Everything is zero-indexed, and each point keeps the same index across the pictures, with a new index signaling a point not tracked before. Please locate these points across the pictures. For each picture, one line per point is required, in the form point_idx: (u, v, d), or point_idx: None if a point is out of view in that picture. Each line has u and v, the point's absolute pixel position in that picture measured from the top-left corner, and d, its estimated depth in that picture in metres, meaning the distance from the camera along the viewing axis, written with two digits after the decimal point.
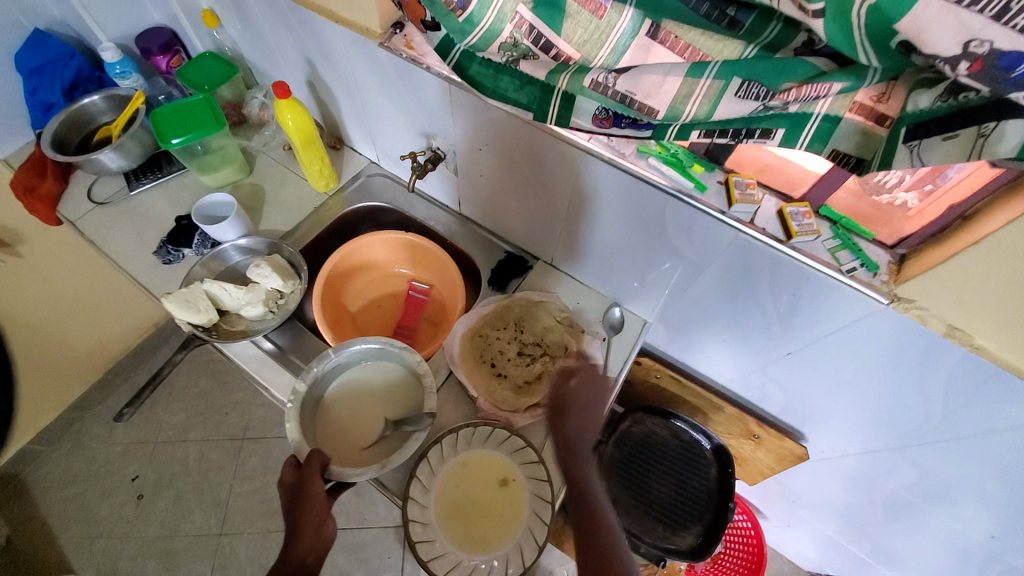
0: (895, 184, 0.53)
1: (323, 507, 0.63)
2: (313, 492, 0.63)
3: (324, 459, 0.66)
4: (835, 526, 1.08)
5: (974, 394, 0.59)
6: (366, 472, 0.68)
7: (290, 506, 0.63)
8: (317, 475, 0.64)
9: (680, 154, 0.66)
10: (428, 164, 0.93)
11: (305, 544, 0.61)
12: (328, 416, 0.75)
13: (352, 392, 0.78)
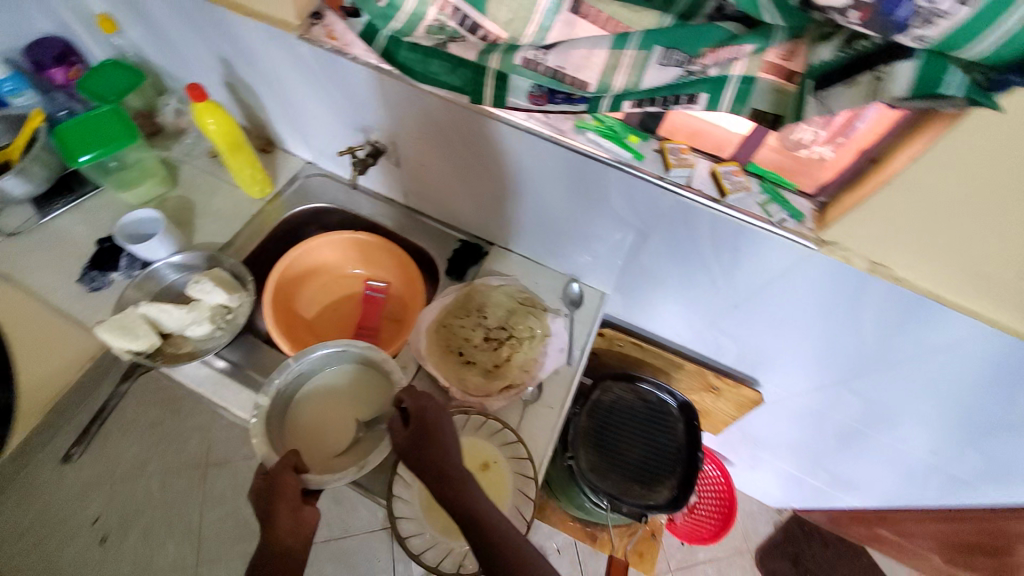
0: (812, 139, 0.56)
1: (296, 500, 0.62)
2: (285, 493, 0.62)
3: (295, 461, 0.65)
4: (793, 461, 1.17)
5: (900, 325, 0.64)
6: (343, 476, 0.67)
7: (261, 504, 0.62)
8: (288, 476, 0.63)
9: (615, 126, 0.66)
10: (368, 158, 0.90)
11: (282, 531, 0.60)
12: (297, 425, 0.74)
13: (321, 398, 0.77)
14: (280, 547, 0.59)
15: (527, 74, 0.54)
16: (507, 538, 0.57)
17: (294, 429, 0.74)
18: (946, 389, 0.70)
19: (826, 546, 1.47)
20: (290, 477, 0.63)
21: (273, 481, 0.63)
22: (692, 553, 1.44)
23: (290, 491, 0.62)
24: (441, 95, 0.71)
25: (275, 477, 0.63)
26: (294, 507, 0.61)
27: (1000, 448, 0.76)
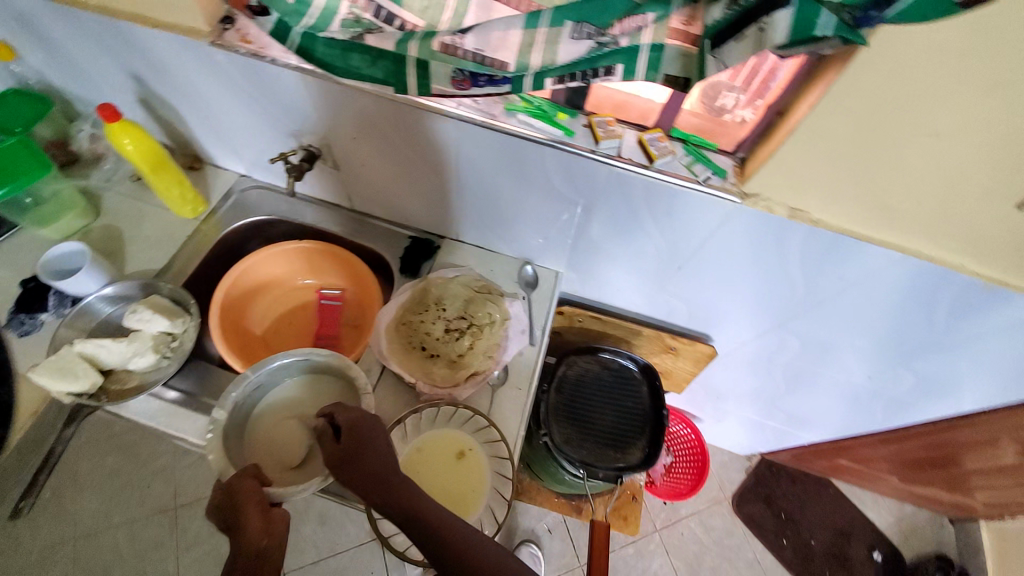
0: (734, 104, 0.60)
1: (262, 505, 0.59)
2: (246, 501, 0.59)
3: (256, 471, 0.63)
4: (753, 408, 1.24)
5: (824, 264, 0.70)
6: (307, 488, 0.65)
7: (222, 515, 0.59)
8: (252, 483, 0.61)
9: (544, 105, 0.68)
10: (304, 163, 0.87)
11: (254, 531, 0.56)
12: (258, 438, 0.72)
13: (282, 410, 0.75)
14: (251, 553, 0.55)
15: (447, 59, 0.54)
16: (454, 527, 0.55)
17: (254, 444, 0.72)
18: (872, 317, 0.77)
19: (794, 483, 1.57)
20: (250, 484, 0.61)
21: (230, 490, 0.60)
22: (675, 511, 1.51)
23: (253, 499, 0.59)
24: (369, 90, 0.70)
25: (235, 485, 0.61)
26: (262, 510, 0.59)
27: (924, 364, 0.84)
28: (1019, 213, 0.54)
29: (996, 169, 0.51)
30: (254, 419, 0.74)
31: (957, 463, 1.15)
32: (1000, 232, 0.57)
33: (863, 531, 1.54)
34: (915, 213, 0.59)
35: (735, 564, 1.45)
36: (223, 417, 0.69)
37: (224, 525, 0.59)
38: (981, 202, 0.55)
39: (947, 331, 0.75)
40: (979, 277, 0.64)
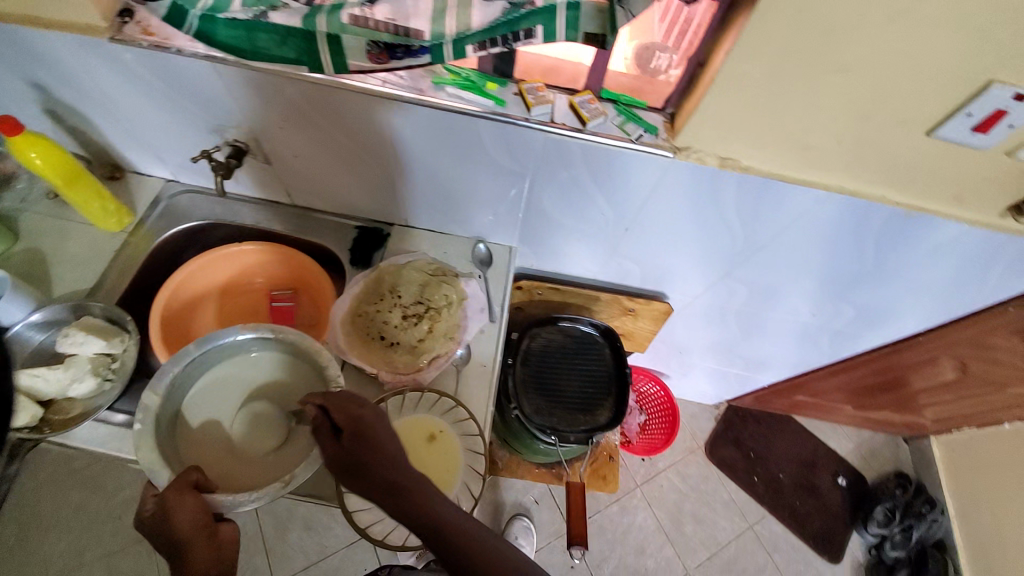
0: (666, 65, 0.63)
1: (205, 524, 0.57)
2: (183, 526, 0.56)
3: (196, 479, 0.60)
4: (715, 359, 1.29)
5: (758, 211, 0.73)
6: (262, 496, 0.61)
7: (158, 534, 0.57)
8: (192, 501, 0.58)
9: (472, 77, 0.67)
10: (230, 160, 0.83)
11: (200, 560, 0.56)
12: (205, 432, 0.68)
13: (231, 402, 0.70)
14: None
15: (359, 33, 0.52)
16: (470, 534, 0.53)
17: (201, 438, 0.68)
18: (810, 258, 0.81)
19: (760, 423, 1.67)
20: (189, 501, 0.58)
21: (166, 506, 0.57)
22: (653, 465, 1.57)
23: (194, 521, 0.57)
24: (289, 74, 0.67)
25: (171, 503, 0.57)
26: (206, 533, 0.57)
27: (860, 296, 0.90)
28: (926, 138, 0.58)
29: (901, 98, 0.54)
30: (197, 413, 0.69)
31: (904, 383, 1.26)
32: (909, 160, 0.61)
33: (826, 459, 1.65)
34: (835, 151, 0.62)
35: (714, 507, 1.53)
36: (155, 403, 0.65)
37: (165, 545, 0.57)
38: (893, 132, 0.58)
39: (877, 261, 0.80)
40: (899, 205, 0.68)
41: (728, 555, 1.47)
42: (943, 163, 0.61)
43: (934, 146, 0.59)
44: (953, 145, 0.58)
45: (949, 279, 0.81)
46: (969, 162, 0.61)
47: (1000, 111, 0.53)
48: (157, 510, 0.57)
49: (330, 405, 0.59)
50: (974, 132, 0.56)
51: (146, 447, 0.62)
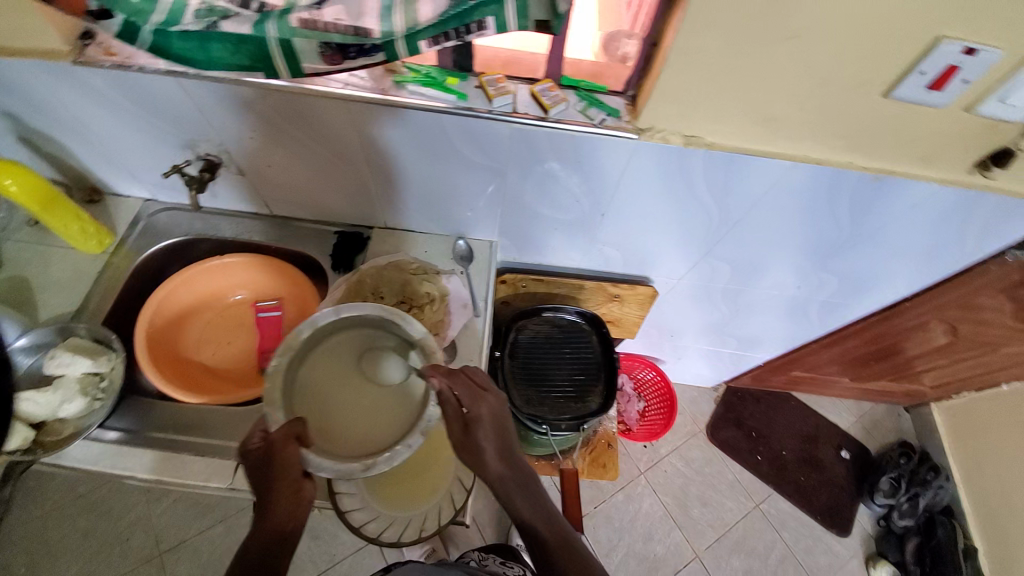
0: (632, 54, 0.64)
1: (298, 477, 0.56)
2: (284, 472, 0.55)
3: (297, 429, 0.57)
4: (707, 340, 1.30)
5: (728, 187, 0.73)
6: (347, 469, 0.58)
7: (259, 475, 0.56)
8: (292, 447, 0.56)
9: (432, 72, 0.67)
10: (204, 173, 0.84)
11: (281, 513, 0.55)
12: (306, 388, 0.64)
13: (336, 364, 0.65)
14: (268, 537, 0.54)
15: (310, 35, 0.53)
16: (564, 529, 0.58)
17: (301, 390, 0.64)
18: (787, 230, 0.82)
19: (759, 402, 1.68)
20: (293, 453, 0.56)
21: (271, 447, 0.56)
22: (655, 452, 1.57)
23: (290, 473, 0.56)
24: (247, 81, 0.68)
25: (276, 446, 0.56)
26: (291, 487, 0.55)
27: (840, 265, 0.90)
28: (885, 100, 0.59)
29: (856, 61, 0.54)
30: (306, 366, 0.65)
31: (898, 350, 1.26)
32: (870, 125, 0.62)
33: (828, 433, 1.65)
34: (797, 120, 0.62)
35: (719, 488, 1.53)
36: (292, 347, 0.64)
37: (256, 483, 0.57)
38: (852, 96, 0.59)
39: (854, 229, 0.80)
40: (867, 170, 0.69)
41: (736, 535, 1.46)
42: (904, 124, 0.62)
43: (894, 107, 0.59)
44: (912, 104, 0.59)
45: (927, 240, 0.81)
46: (930, 121, 0.61)
47: (951, 67, 0.53)
48: (264, 445, 0.57)
49: (460, 386, 0.60)
50: (929, 90, 0.56)
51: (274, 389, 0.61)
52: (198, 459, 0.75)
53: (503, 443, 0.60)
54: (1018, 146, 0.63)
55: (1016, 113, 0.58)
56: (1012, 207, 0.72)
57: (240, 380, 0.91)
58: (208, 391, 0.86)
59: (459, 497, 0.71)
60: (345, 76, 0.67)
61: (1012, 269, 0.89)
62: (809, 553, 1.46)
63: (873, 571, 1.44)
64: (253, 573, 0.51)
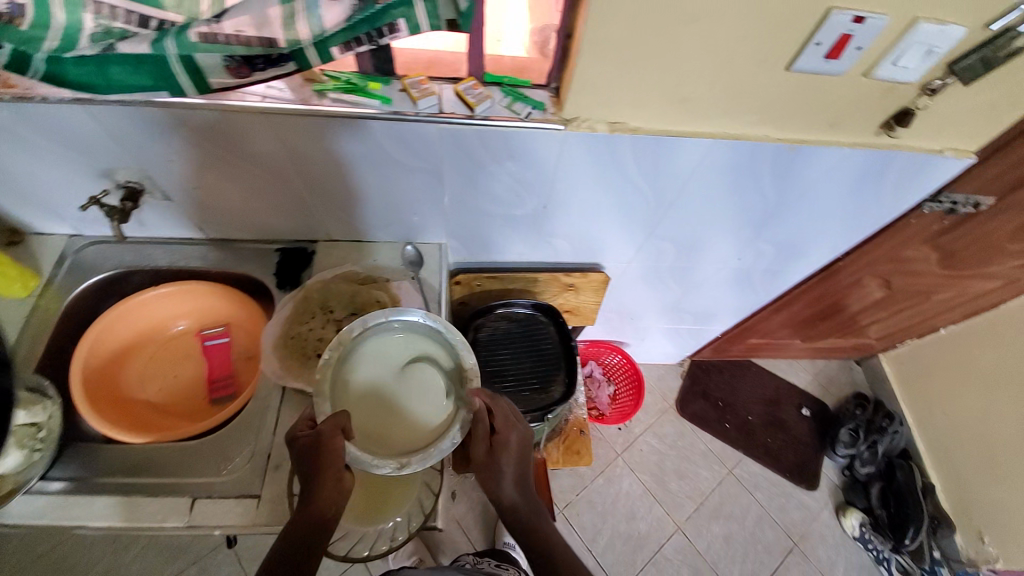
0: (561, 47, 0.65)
1: (340, 466, 0.60)
2: (330, 462, 0.59)
3: (342, 424, 0.61)
4: (665, 319, 1.34)
5: (657, 169, 0.76)
6: (382, 467, 0.61)
7: (305, 462, 0.61)
8: (337, 439, 0.60)
9: (354, 79, 0.66)
10: (125, 203, 0.80)
11: (326, 498, 0.59)
12: (351, 385, 0.68)
13: (379, 364, 0.69)
14: (307, 523, 0.59)
15: (213, 50, 0.52)
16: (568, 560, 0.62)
17: (345, 386, 0.67)
18: (721, 205, 0.85)
19: (722, 372, 1.75)
20: (339, 443, 0.60)
21: (320, 437, 0.60)
22: (630, 432, 1.61)
23: (335, 463, 0.59)
24: (158, 102, 0.65)
25: (324, 437, 0.60)
26: (335, 476, 0.59)
27: (774, 233, 0.95)
28: (788, 73, 0.62)
29: (757, 37, 0.57)
30: (351, 363, 0.69)
31: (842, 308, 1.33)
32: (778, 98, 0.65)
33: (789, 394, 1.73)
34: (712, 98, 0.65)
35: (693, 459, 1.58)
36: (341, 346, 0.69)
37: (301, 470, 0.61)
38: (758, 71, 0.62)
39: (780, 199, 0.84)
40: (783, 140, 0.72)
41: (714, 503, 1.51)
42: (809, 94, 0.65)
43: (798, 78, 0.63)
44: (814, 74, 0.62)
45: (849, 202, 0.87)
46: (834, 89, 0.65)
47: (844, 36, 0.56)
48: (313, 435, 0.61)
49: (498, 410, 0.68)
50: (827, 60, 0.59)
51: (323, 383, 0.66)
52: (151, 500, 0.71)
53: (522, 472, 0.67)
54: (915, 105, 0.68)
55: (908, 74, 0.62)
56: (918, 162, 0.78)
57: (191, 414, 0.87)
58: (156, 430, 0.82)
59: (428, 501, 0.70)
60: (263, 88, 0.66)
61: (929, 221, 0.96)
62: (783, 510, 1.52)
63: (843, 519, 1.51)
64: (294, 554, 0.57)
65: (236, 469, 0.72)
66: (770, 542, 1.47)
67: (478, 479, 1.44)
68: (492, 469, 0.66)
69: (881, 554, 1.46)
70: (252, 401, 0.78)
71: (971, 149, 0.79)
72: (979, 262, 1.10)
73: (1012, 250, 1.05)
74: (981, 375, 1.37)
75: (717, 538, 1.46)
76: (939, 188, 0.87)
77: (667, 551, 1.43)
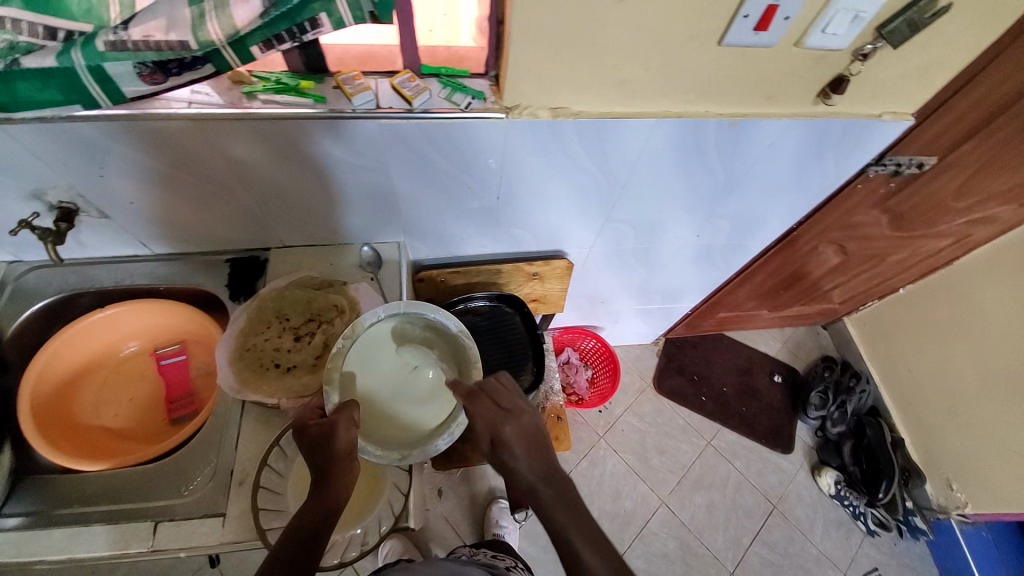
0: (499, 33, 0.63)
1: (351, 455, 0.60)
2: (342, 450, 0.60)
3: (354, 414, 0.61)
4: (634, 300, 1.36)
5: (605, 151, 0.76)
6: (385, 456, 0.62)
7: (314, 451, 0.60)
8: (352, 429, 0.61)
9: (283, 78, 0.64)
10: (60, 224, 0.75)
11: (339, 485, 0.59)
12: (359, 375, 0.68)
13: (389, 356, 0.70)
14: (316, 511, 0.58)
15: (123, 58, 0.50)
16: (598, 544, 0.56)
17: (354, 376, 0.68)
18: (673, 184, 0.86)
19: (696, 347, 1.79)
20: (350, 433, 0.61)
21: (333, 426, 0.60)
22: (610, 414, 1.63)
23: (347, 451, 0.60)
24: (82, 115, 0.61)
25: (337, 426, 0.60)
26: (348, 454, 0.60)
27: (727, 208, 0.96)
28: (720, 47, 0.62)
29: (686, 13, 0.57)
30: (361, 352, 0.69)
31: (804, 276, 1.36)
32: (715, 72, 0.66)
33: (761, 363, 1.78)
34: (647, 79, 0.66)
35: (673, 434, 1.61)
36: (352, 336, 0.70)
37: (313, 461, 0.60)
38: (691, 47, 0.62)
39: (729, 173, 0.85)
40: (722, 116, 0.73)
41: (695, 474, 1.55)
42: (745, 66, 0.66)
43: (731, 52, 0.63)
44: (746, 47, 0.63)
45: (795, 172, 0.88)
46: (767, 61, 0.66)
47: (770, 8, 0.57)
48: (323, 424, 0.61)
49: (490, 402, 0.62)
50: (757, 32, 0.60)
51: (332, 372, 0.67)
52: (113, 527, 0.68)
53: (535, 457, 0.60)
54: (848, 72, 0.69)
55: (838, 41, 0.63)
56: (858, 128, 0.79)
57: (149, 436, 0.85)
58: (113, 455, 0.80)
59: (398, 502, 0.70)
60: (188, 93, 0.63)
61: (875, 185, 0.99)
62: (761, 475, 1.57)
63: (818, 479, 1.56)
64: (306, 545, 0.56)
65: (197, 489, 0.71)
66: (751, 507, 1.52)
67: (463, 473, 1.45)
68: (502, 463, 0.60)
69: (857, 509, 1.50)
70: (213, 417, 0.76)
71: (908, 113, 0.81)
72: (927, 221, 1.14)
73: (956, 207, 1.09)
74: (938, 330, 1.43)
75: (700, 508, 1.50)
76: (881, 152, 0.90)
77: (653, 526, 1.46)
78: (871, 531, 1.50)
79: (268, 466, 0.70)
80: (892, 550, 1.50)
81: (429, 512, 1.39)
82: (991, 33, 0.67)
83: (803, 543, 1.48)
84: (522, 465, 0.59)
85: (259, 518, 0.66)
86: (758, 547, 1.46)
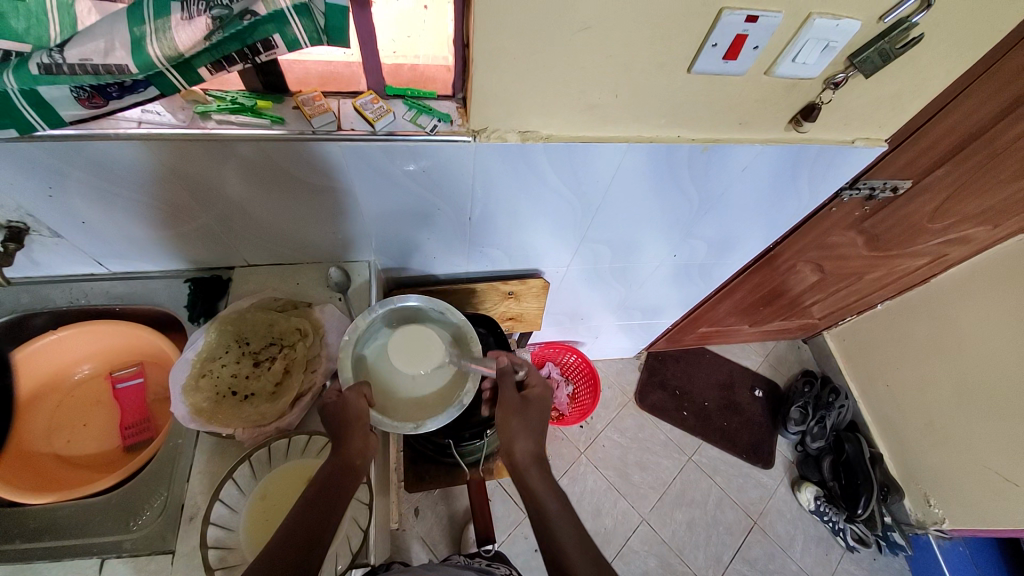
0: None
1: (366, 425, 0.62)
2: (357, 417, 0.61)
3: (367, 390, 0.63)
4: (615, 317, 1.34)
5: (578, 171, 0.74)
6: (400, 426, 0.64)
7: (329, 420, 0.62)
8: (365, 399, 0.62)
9: (240, 99, 0.61)
10: (8, 245, 0.71)
11: (354, 450, 0.60)
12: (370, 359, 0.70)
13: None
14: (324, 499, 0.57)
15: (60, 81, 0.46)
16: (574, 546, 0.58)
17: (365, 360, 0.70)
18: (648, 206, 0.85)
19: (678, 362, 1.79)
20: (361, 406, 0.62)
21: (344, 399, 0.62)
22: (591, 429, 1.61)
23: (362, 421, 0.61)
24: (29, 137, 0.57)
25: (349, 400, 0.62)
26: (364, 429, 0.61)
27: (704, 230, 0.96)
28: (690, 74, 0.61)
29: (652, 44, 0.56)
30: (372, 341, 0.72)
31: (783, 293, 1.36)
32: (688, 97, 0.65)
33: (741, 377, 1.78)
34: (617, 105, 0.65)
35: (654, 449, 1.60)
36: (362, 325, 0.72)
37: (327, 429, 0.62)
38: (661, 74, 0.61)
39: (703, 196, 0.85)
40: (695, 141, 0.73)
41: (676, 490, 1.54)
42: (714, 92, 0.65)
43: (700, 79, 0.62)
44: (714, 74, 0.61)
45: (771, 194, 0.87)
46: (737, 86, 0.64)
47: (738, 37, 0.55)
48: (336, 397, 0.63)
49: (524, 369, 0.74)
50: (725, 61, 0.59)
51: (344, 358, 0.68)
52: (56, 565, 0.65)
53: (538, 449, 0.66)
54: (819, 100, 0.69)
55: (809, 70, 0.62)
56: (832, 154, 0.79)
57: (100, 464, 0.81)
58: (67, 486, 0.76)
59: (357, 537, 0.67)
60: (138, 113, 0.59)
61: (850, 208, 0.99)
62: (742, 490, 1.57)
63: (798, 494, 1.56)
64: (314, 524, 0.54)
65: (145, 524, 0.68)
66: (731, 523, 1.51)
67: (441, 491, 1.42)
68: (524, 415, 0.67)
69: (837, 525, 1.49)
70: (166, 447, 0.73)
71: (882, 138, 0.80)
72: (905, 242, 1.14)
73: (933, 228, 1.09)
74: (915, 345, 1.44)
75: (680, 525, 1.49)
76: (856, 176, 0.90)
77: (633, 543, 1.44)
78: (851, 547, 1.49)
79: (220, 498, 0.66)
80: (871, 566, 1.49)
81: (405, 532, 1.35)
82: (963, 65, 0.66)
83: (784, 559, 1.47)
84: (534, 426, 0.67)
85: (209, 557, 0.62)
86: (738, 564, 1.45)
